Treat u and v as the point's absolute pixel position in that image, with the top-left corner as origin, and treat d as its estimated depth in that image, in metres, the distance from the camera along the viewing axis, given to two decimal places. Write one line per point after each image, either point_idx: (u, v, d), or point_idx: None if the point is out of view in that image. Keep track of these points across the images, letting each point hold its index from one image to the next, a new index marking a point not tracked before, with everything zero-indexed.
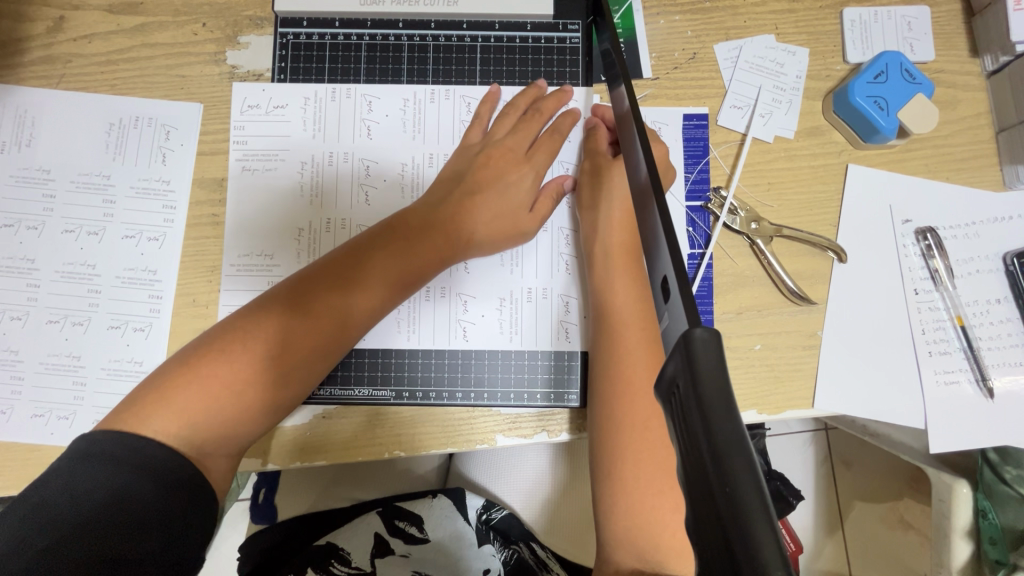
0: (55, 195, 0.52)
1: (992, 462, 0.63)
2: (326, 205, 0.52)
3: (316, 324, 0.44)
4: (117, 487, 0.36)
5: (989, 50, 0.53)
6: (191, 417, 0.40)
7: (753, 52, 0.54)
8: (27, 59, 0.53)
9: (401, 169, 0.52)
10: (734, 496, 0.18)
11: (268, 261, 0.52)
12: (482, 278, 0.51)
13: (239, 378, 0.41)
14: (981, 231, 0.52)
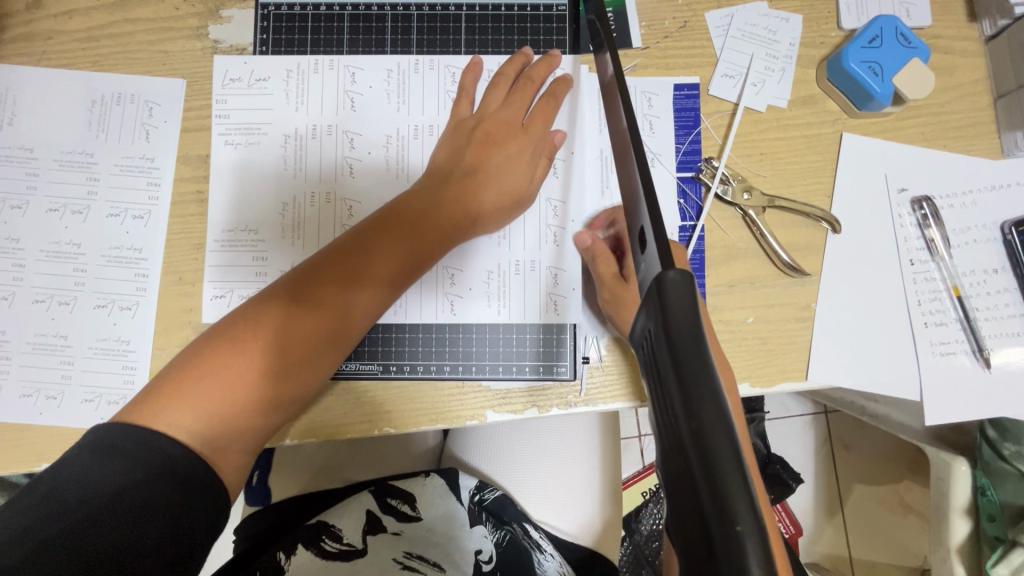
0: (39, 173, 0.52)
1: (990, 438, 0.63)
2: (310, 179, 0.51)
3: (327, 311, 0.42)
4: (123, 481, 0.35)
5: (987, 14, 0.52)
6: (202, 411, 0.39)
7: (745, 20, 0.53)
8: (7, 36, 0.53)
9: (385, 142, 0.51)
10: (698, 426, 0.18)
11: (252, 237, 0.51)
12: (469, 251, 0.51)
13: (248, 370, 0.40)
14: (979, 200, 0.51)
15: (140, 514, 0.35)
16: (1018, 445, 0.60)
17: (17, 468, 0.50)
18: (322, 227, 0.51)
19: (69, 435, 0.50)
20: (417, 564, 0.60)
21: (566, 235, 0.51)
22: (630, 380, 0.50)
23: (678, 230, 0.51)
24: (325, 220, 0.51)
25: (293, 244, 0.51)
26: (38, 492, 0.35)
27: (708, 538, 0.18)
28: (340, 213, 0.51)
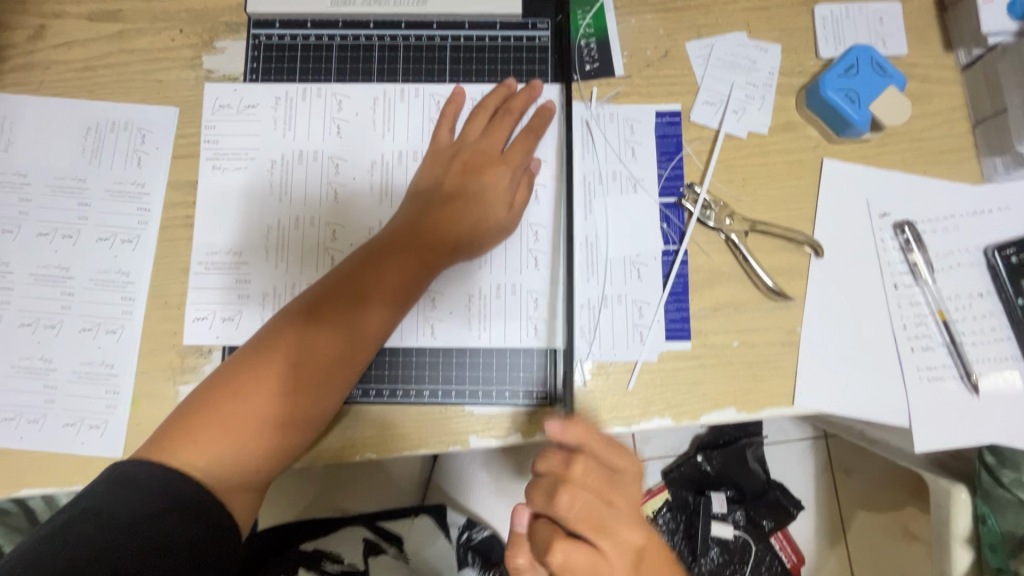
0: (31, 199, 0.53)
1: (989, 466, 0.60)
2: (295, 203, 0.52)
3: (336, 340, 0.44)
4: (146, 514, 0.36)
5: (962, 44, 0.53)
6: (227, 450, 0.40)
7: (724, 49, 0.54)
8: (7, 66, 0.54)
9: (370, 169, 0.52)
10: None
11: (237, 260, 0.52)
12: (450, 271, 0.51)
13: (269, 404, 0.42)
14: (961, 224, 0.52)
15: (159, 551, 0.36)
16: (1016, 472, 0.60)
17: None
18: (305, 251, 0.51)
19: (49, 460, 0.50)
20: None
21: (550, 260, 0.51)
22: (613, 404, 0.49)
23: (662, 254, 0.52)
24: (309, 244, 0.51)
25: (277, 267, 0.51)
26: (79, 507, 0.37)
27: None
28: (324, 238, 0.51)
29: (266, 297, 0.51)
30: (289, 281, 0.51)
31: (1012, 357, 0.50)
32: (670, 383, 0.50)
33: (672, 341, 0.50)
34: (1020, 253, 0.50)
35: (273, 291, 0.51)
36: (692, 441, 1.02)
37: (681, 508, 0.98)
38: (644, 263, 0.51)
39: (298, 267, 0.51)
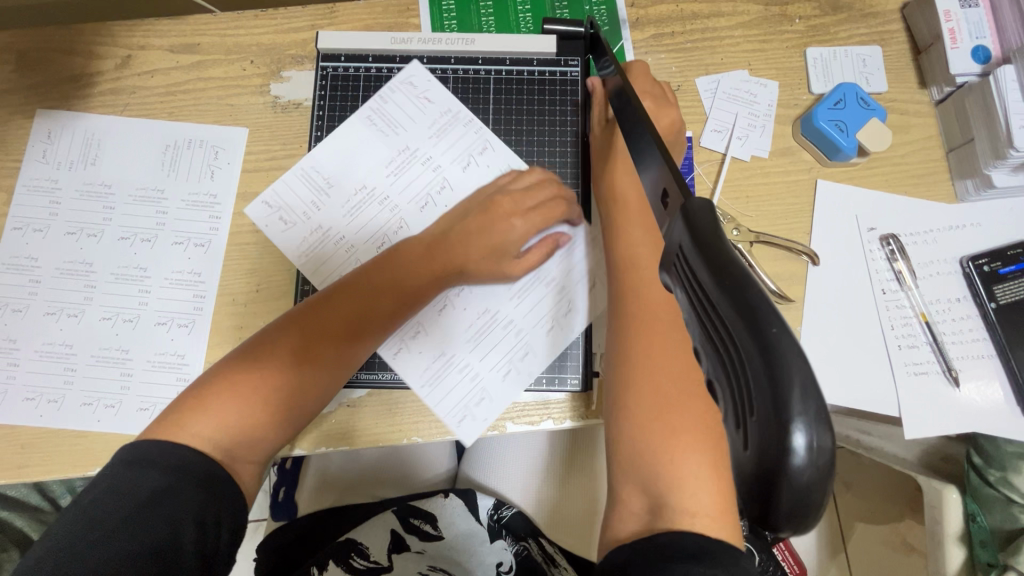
0: (115, 207, 0.59)
1: (977, 466, 0.65)
2: (363, 215, 0.58)
3: (330, 361, 0.49)
4: (157, 488, 0.40)
5: (934, 82, 0.61)
6: (226, 420, 0.45)
7: (729, 84, 0.62)
8: (96, 90, 0.61)
9: (431, 190, 0.59)
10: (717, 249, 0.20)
11: (310, 264, 0.57)
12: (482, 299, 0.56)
13: (263, 396, 0.46)
14: (939, 237, 0.59)
15: (172, 520, 0.39)
16: (1002, 472, 0.64)
17: (74, 472, 0.54)
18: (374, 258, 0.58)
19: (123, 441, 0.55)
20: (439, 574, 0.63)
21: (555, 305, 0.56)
22: None
23: None
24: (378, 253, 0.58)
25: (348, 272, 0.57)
26: (97, 489, 0.40)
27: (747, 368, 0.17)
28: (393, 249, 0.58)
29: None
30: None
31: (988, 355, 0.56)
32: None
33: None
34: (990, 262, 0.57)
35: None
36: None
37: None
38: None
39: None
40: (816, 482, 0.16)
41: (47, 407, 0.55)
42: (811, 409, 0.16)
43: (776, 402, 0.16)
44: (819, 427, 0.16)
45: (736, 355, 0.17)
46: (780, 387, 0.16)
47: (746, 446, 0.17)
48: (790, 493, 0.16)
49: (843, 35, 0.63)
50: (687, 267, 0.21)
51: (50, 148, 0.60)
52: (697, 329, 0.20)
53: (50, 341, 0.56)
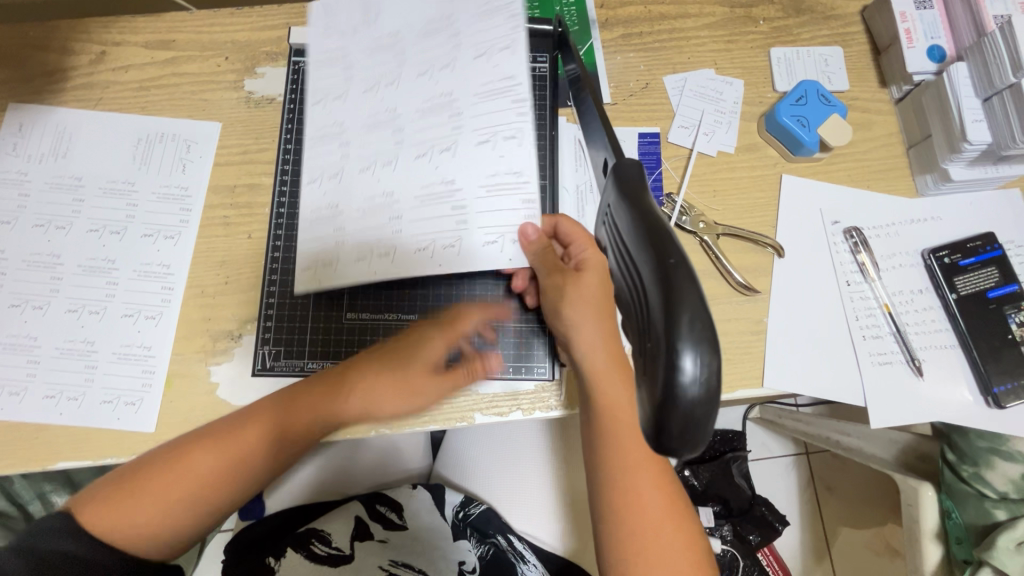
0: (84, 199, 0.59)
1: (950, 462, 0.65)
2: (346, 128, 0.54)
3: (267, 447, 0.51)
4: (65, 552, 0.46)
5: (894, 81, 0.63)
6: (160, 512, 0.48)
7: (696, 82, 0.63)
8: (69, 85, 0.62)
9: (419, 108, 0.53)
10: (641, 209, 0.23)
11: (318, 183, 0.53)
12: (430, 228, 0.51)
13: (197, 481, 0.49)
14: (900, 230, 0.60)
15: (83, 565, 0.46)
16: (976, 467, 0.62)
17: (33, 465, 0.53)
18: (353, 173, 0.53)
19: (86, 434, 0.54)
20: (402, 569, 0.63)
21: (501, 257, 0.50)
22: None
23: None
24: (357, 167, 0.53)
25: (328, 183, 0.53)
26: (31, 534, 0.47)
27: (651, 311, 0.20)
28: (375, 162, 0.53)
29: (312, 216, 0.52)
30: (330, 200, 0.53)
31: (951, 345, 0.57)
32: None
33: None
34: (951, 254, 0.58)
35: (321, 208, 0.53)
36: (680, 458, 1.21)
37: None
38: None
39: (341, 186, 0.53)
40: (702, 403, 0.19)
41: (7, 399, 0.54)
42: (697, 343, 0.19)
43: (674, 326, 0.19)
44: (705, 357, 0.19)
45: (647, 294, 0.20)
46: (678, 313, 0.19)
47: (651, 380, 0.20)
48: (680, 408, 0.19)
49: (806, 36, 0.65)
50: (616, 230, 0.24)
51: (20, 141, 0.60)
52: (622, 283, 0.23)
53: (14, 333, 0.56)
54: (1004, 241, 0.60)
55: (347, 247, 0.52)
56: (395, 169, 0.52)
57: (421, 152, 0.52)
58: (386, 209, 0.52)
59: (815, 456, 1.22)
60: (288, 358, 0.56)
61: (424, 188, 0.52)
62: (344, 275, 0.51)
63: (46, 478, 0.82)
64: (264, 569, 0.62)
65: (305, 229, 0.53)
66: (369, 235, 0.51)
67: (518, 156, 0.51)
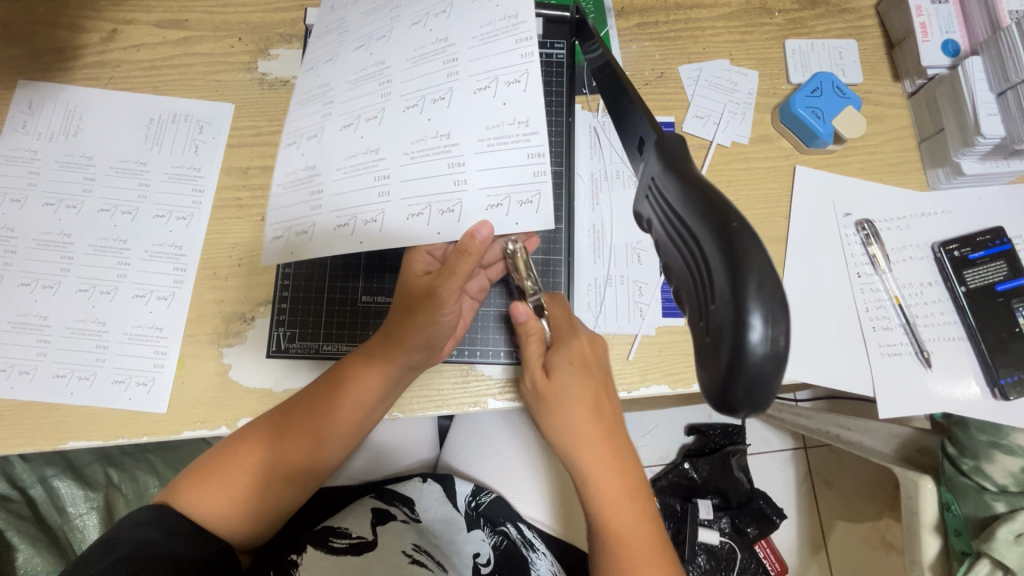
0: (95, 178, 0.58)
1: (951, 455, 0.64)
2: (332, 86, 0.53)
3: (309, 436, 0.52)
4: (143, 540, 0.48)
5: (907, 74, 0.63)
6: (222, 496, 0.51)
7: (711, 72, 0.63)
8: (80, 63, 0.61)
9: (410, 61, 0.51)
10: (680, 167, 0.21)
11: (298, 145, 0.52)
12: (426, 186, 0.48)
13: (255, 470, 0.52)
14: (911, 223, 0.60)
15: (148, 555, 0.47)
16: (976, 460, 0.62)
17: (43, 445, 0.53)
18: (334, 130, 0.51)
19: (96, 415, 0.54)
20: (423, 556, 0.64)
21: (502, 220, 0.47)
22: (616, 372, 0.56)
23: None
24: (342, 123, 0.51)
25: (307, 143, 0.52)
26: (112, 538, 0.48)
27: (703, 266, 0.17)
28: (363, 116, 0.51)
29: (286, 185, 0.52)
30: (307, 160, 0.52)
31: (960, 337, 0.58)
32: (666, 353, 0.56)
33: (667, 317, 0.57)
34: (961, 248, 0.59)
35: (294, 171, 0.52)
36: (679, 451, 1.22)
37: (669, 516, 1.13)
38: (643, 249, 0.58)
39: (320, 145, 0.51)
40: (777, 371, 0.16)
41: (18, 378, 0.54)
42: (765, 296, 0.16)
43: (737, 289, 0.16)
44: (778, 312, 0.16)
45: (701, 258, 0.17)
46: (740, 273, 0.16)
47: (714, 354, 0.17)
48: (743, 380, 0.16)
49: (821, 29, 0.65)
50: (658, 188, 0.21)
51: (31, 119, 0.59)
52: (666, 246, 0.20)
53: (24, 312, 0.55)
54: (1012, 235, 0.60)
55: (326, 213, 0.50)
56: (381, 123, 0.50)
57: (412, 104, 0.50)
58: (374, 168, 0.49)
59: (812, 450, 1.23)
60: (304, 340, 0.56)
61: (415, 143, 0.49)
62: (315, 245, 0.50)
63: (48, 462, 0.82)
64: (286, 564, 0.60)
65: (282, 202, 0.52)
66: (355, 199, 0.49)
67: (521, 105, 0.47)
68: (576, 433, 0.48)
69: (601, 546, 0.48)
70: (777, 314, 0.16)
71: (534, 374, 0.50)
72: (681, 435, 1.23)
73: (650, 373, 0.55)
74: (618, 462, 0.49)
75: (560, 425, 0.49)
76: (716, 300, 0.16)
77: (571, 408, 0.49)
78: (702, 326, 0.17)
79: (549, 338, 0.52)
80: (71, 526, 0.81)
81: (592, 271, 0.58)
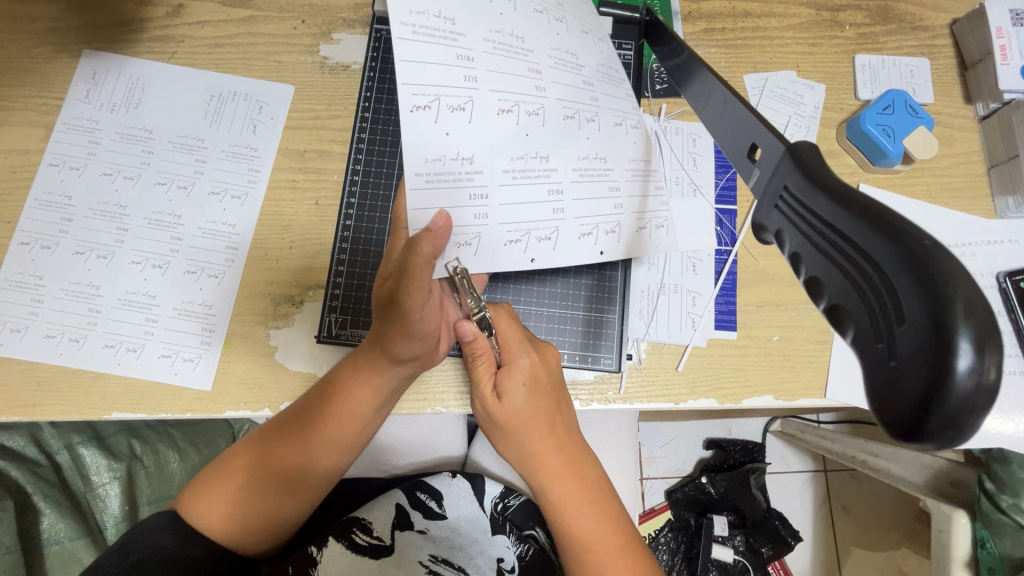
0: (153, 151, 0.58)
1: (989, 491, 0.61)
2: (465, 36, 0.43)
3: (303, 445, 0.52)
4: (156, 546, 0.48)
5: (981, 97, 0.61)
6: (223, 507, 0.51)
7: (777, 83, 0.62)
8: (145, 36, 0.61)
9: (553, 58, 0.47)
10: (827, 181, 0.21)
11: (430, 113, 0.42)
12: (594, 210, 0.48)
13: (252, 475, 0.52)
14: (976, 251, 0.59)
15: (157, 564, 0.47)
16: (1014, 498, 0.58)
17: (89, 415, 0.53)
18: (487, 111, 0.44)
19: (142, 388, 0.54)
20: (442, 567, 0.62)
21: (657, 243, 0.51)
22: (665, 382, 0.55)
23: (715, 253, 0.57)
24: (498, 106, 0.44)
25: (447, 113, 0.42)
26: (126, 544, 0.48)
27: (886, 287, 0.17)
28: (521, 107, 0.45)
29: (427, 177, 0.43)
30: (455, 147, 0.43)
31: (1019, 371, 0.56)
32: (717, 366, 0.55)
33: (719, 330, 0.56)
34: None
35: (436, 159, 0.43)
36: (697, 464, 1.21)
37: (681, 529, 1.12)
38: (699, 258, 0.57)
39: (468, 128, 0.43)
40: (979, 401, 0.15)
41: (67, 345, 0.54)
42: (972, 322, 0.15)
43: (936, 315, 0.16)
44: (989, 338, 0.15)
45: (881, 281, 0.17)
46: (941, 298, 0.16)
47: (903, 378, 0.16)
48: (944, 413, 0.16)
49: (892, 45, 0.64)
50: (800, 203, 0.22)
51: (95, 89, 0.59)
52: (820, 263, 0.20)
53: (77, 280, 0.55)
54: None
55: (492, 228, 0.46)
56: (544, 124, 0.46)
57: (572, 113, 0.47)
58: (545, 179, 0.46)
59: (833, 474, 1.21)
60: (355, 327, 0.55)
61: (580, 159, 0.48)
62: (480, 261, 0.47)
63: (75, 430, 0.83)
64: (304, 557, 0.59)
65: (422, 196, 0.43)
66: (525, 211, 0.46)
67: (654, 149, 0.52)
68: (531, 449, 0.50)
69: (568, 551, 0.49)
70: (985, 343, 0.16)
71: (486, 398, 0.50)
72: (699, 449, 1.21)
73: (698, 386, 0.54)
74: (573, 467, 0.50)
75: (514, 442, 0.50)
76: (902, 326, 0.16)
77: (524, 427, 0.49)
78: (883, 352, 0.17)
79: (500, 357, 0.50)
80: (93, 494, 0.80)
81: (647, 281, 0.57)
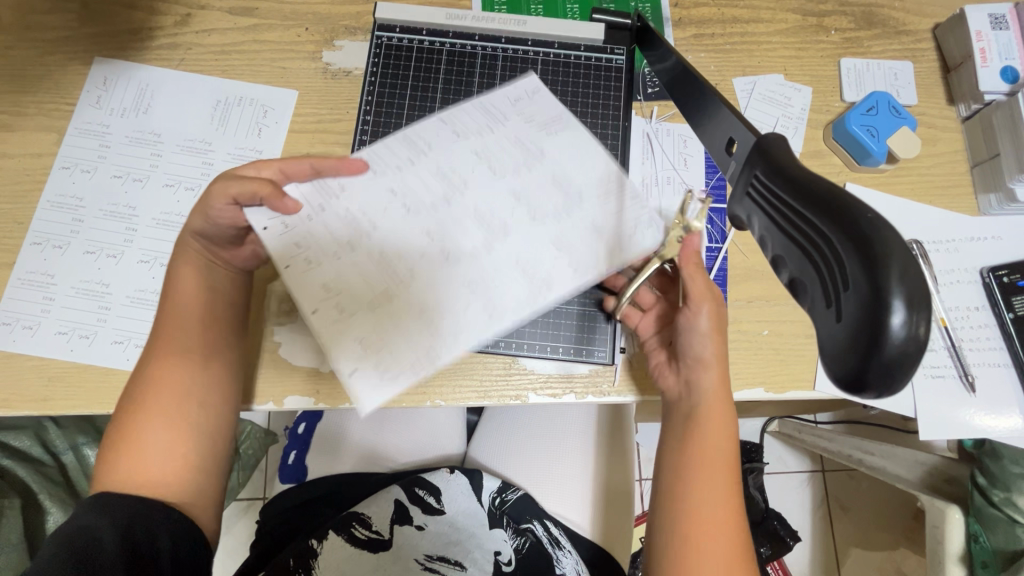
0: (162, 154, 0.60)
1: (982, 486, 0.62)
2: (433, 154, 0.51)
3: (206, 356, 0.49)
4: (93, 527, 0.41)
5: (962, 98, 0.63)
6: (147, 449, 0.45)
7: (765, 86, 0.64)
8: (154, 44, 0.63)
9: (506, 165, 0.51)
10: (789, 171, 0.24)
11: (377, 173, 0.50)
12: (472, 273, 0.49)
13: (163, 407, 0.47)
14: (960, 247, 0.60)
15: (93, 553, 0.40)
16: (1007, 492, 0.60)
17: (97, 410, 0.55)
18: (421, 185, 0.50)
19: None
20: (438, 563, 0.64)
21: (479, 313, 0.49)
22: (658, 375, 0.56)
23: (706, 249, 0.59)
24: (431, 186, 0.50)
25: (395, 180, 0.49)
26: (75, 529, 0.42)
27: (834, 261, 0.21)
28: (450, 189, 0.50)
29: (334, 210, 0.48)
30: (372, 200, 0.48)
31: (1003, 364, 0.58)
32: None
33: None
34: (1010, 274, 0.59)
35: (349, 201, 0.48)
36: None
37: None
38: None
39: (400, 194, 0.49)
40: (912, 353, 0.19)
41: (77, 342, 0.56)
42: (904, 289, 0.19)
43: (873, 285, 0.19)
44: (918, 302, 0.19)
45: (831, 256, 0.21)
46: (878, 270, 0.19)
47: (850, 338, 0.20)
48: (880, 364, 0.19)
49: (877, 49, 0.66)
50: (766, 192, 0.25)
51: (106, 95, 0.61)
52: (783, 242, 0.24)
53: (88, 279, 0.57)
54: None
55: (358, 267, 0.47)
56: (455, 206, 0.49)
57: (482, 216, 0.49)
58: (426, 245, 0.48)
59: (830, 475, 1.22)
60: None
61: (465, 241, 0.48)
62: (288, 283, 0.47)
63: (80, 430, 0.83)
64: (305, 550, 0.62)
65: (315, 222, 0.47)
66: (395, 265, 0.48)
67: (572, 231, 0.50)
68: (710, 362, 0.47)
69: (692, 469, 0.46)
70: (917, 305, 0.19)
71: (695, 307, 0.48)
72: None
73: None
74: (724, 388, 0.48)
75: (710, 357, 0.48)
76: (845, 294, 0.20)
77: (721, 345, 0.48)
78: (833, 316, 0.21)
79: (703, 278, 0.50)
80: None
81: None
